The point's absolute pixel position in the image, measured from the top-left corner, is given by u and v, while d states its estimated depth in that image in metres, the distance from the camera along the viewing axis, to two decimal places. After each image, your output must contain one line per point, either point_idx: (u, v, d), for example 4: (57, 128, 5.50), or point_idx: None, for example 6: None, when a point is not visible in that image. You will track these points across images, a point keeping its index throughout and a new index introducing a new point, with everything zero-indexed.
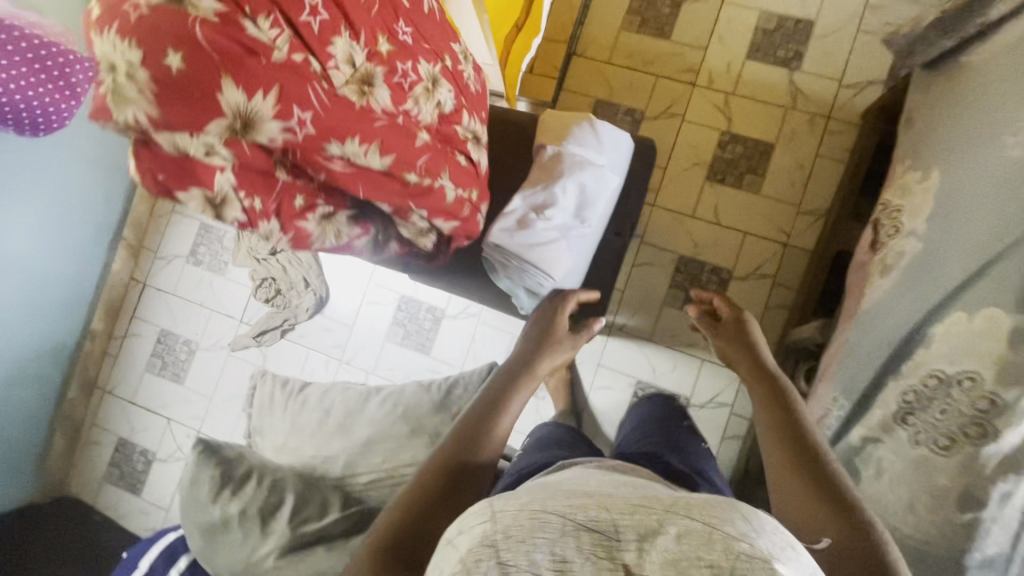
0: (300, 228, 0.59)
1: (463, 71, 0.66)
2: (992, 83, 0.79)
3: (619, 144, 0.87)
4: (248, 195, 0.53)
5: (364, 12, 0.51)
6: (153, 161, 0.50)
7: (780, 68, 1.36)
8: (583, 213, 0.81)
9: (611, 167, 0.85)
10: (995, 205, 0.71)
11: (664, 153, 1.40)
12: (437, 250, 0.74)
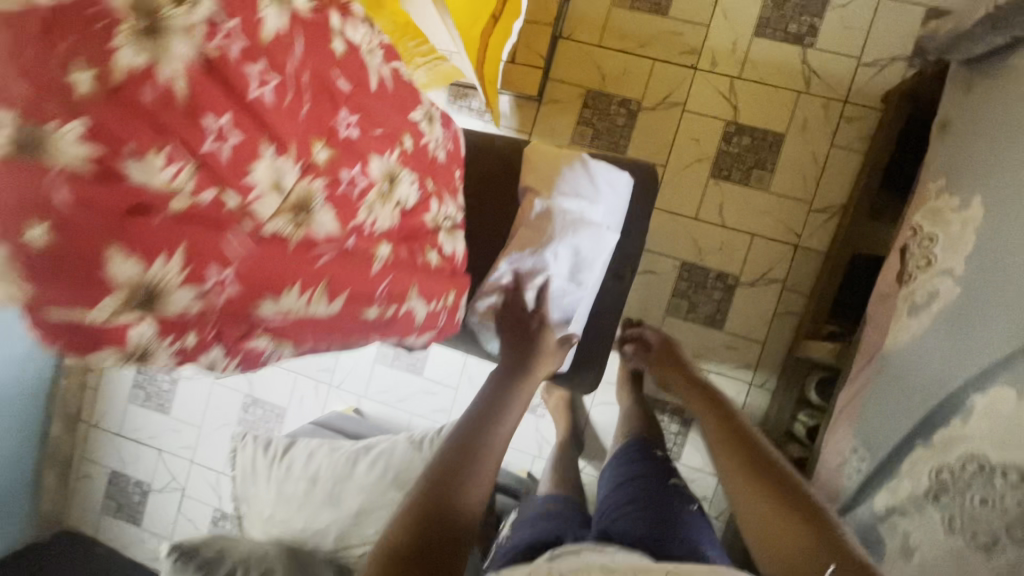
0: (250, 349, 0.43)
1: (428, 143, 0.54)
2: None
3: (617, 184, 0.80)
4: (177, 335, 0.38)
5: (289, 116, 0.40)
6: (44, 325, 0.35)
7: (792, 45, 1.20)
8: (582, 275, 0.78)
9: (609, 216, 0.80)
10: None
11: (664, 148, 1.27)
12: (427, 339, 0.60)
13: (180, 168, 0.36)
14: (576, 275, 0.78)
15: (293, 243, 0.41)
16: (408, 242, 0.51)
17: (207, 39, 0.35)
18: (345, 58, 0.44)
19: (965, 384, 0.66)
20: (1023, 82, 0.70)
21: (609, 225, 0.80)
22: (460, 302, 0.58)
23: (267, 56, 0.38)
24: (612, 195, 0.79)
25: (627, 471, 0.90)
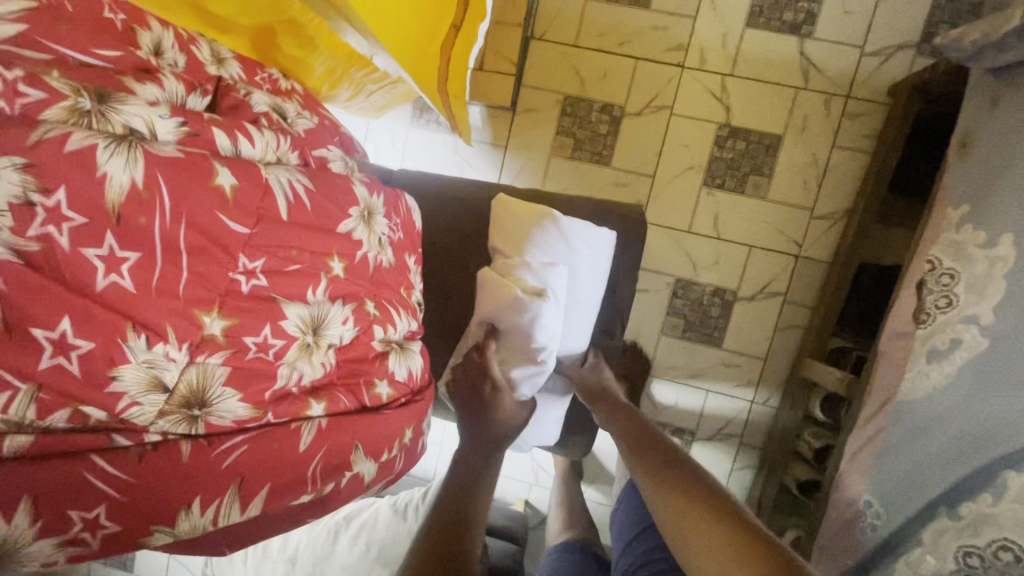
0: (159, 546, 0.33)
1: (365, 253, 0.45)
2: None
3: (598, 244, 0.72)
4: (61, 545, 0.29)
5: (161, 294, 0.31)
6: None
7: (789, 35, 1.08)
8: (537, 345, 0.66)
9: (587, 279, 0.72)
10: None
11: (651, 158, 1.17)
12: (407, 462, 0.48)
13: (10, 396, 0.27)
14: (533, 347, 0.66)
15: (189, 447, 0.32)
16: (349, 385, 0.42)
17: (20, 229, 0.26)
18: (237, 193, 0.35)
19: (997, 460, 0.60)
20: None
21: (586, 290, 0.72)
22: (423, 425, 0.49)
23: (119, 227, 0.29)
24: (593, 256, 0.71)
25: (643, 516, 0.74)
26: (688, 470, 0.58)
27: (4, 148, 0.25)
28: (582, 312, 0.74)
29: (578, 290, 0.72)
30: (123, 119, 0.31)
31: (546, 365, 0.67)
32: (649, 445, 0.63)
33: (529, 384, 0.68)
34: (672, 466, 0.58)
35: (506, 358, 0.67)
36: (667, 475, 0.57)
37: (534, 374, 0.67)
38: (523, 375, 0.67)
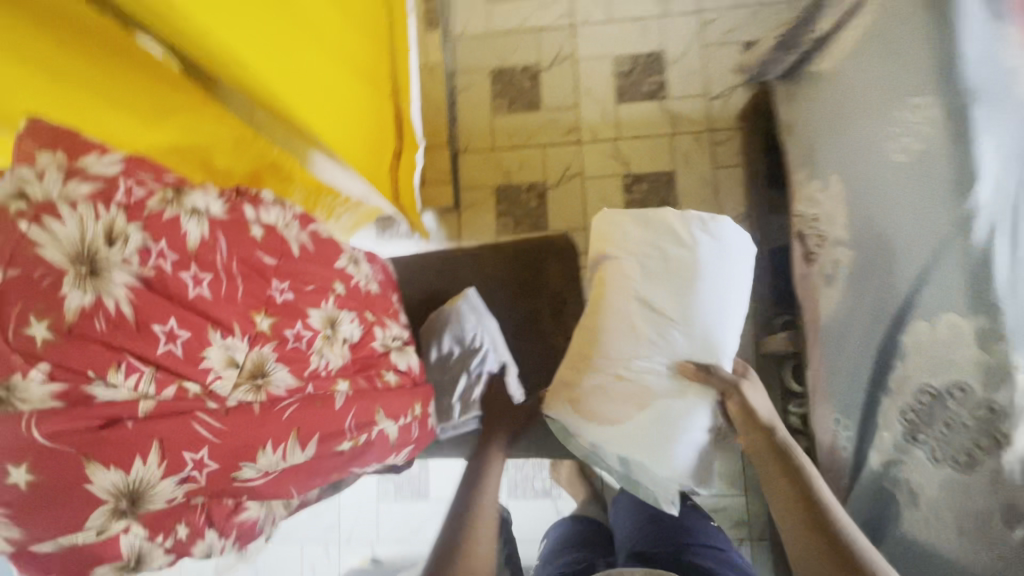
0: (244, 484, 0.45)
1: (358, 281, 0.61)
2: (841, 94, 0.82)
3: (727, 231, 0.79)
4: (179, 479, 0.41)
5: (227, 301, 0.46)
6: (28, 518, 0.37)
7: (650, 101, 1.41)
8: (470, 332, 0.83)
9: (713, 259, 0.77)
10: (911, 205, 0.69)
11: (580, 214, 1.40)
12: (422, 439, 0.60)
13: (138, 376, 0.40)
14: (469, 333, 0.83)
15: (258, 405, 0.45)
16: (363, 370, 0.55)
17: (143, 263, 0.42)
18: (265, 240, 0.52)
19: (892, 329, 0.72)
20: (827, 81, 0.85)
21: (712, 270, 0.77)
22: (430, 408, 0.62)
23: (196, 261, 0.45)
24: (717, 239, 0.78)
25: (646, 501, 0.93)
26: (830, 524, 0.66)
27: (131, 220, 0.42)
28: (705, 294, 0.76)
29: (708, 292, 0.76)
30: (191, 200, 0.47)
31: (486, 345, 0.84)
32: (794, 491, 0.70)
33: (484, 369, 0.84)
34: (816, 517, 0.67)
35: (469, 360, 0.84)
36: (805, 533, 0.66)
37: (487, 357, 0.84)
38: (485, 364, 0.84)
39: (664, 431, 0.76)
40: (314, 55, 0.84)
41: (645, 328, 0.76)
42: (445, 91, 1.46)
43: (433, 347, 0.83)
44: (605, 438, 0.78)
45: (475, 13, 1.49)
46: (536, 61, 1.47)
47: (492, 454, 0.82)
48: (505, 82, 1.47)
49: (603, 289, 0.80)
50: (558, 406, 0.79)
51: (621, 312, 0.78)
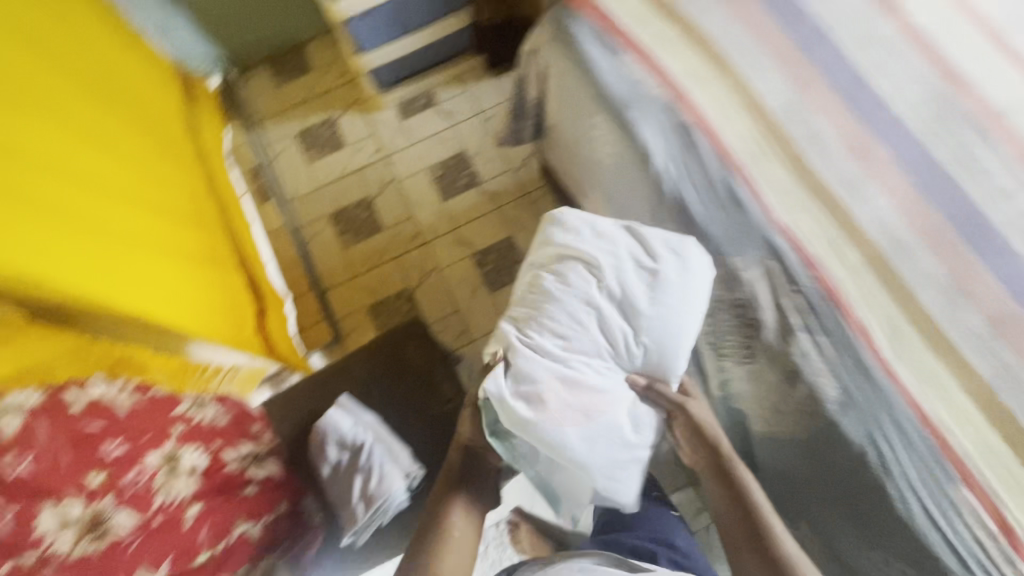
0: None
1: (201, 419, 0.86)
2: (562, 138, 1.06)
3: (688, 248, 0.75)
4: None
5: (36, 481, 0.71)
6: None
7: (470, 189, 1.66)
8: (352, 433, 0.89)
9: (676, 276, 0.73)
10: (628, 184, 0.87)
11: (449, 300, 1.55)
12: (295, 527, 0.85)
13: None
14: (349, 434, 0.90)
15: (94, 551, 0.72)
16: (222, 489, 0.83)
17: None
18: (87, 411, 0.78)
19: None
20: (551, 132, 1.10)
21: (678, 287, 0.72)
22: (283, 503, 0.85)
23: (18, 448, 0.72)
24: (681, 257, 0.74)
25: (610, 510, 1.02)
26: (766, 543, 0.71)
27: None
28: (667, 308, 0.72)
29: (666, 307, 0.72)
30: None
31: (368, 438, 0.90)
32: (732, 513, 0.74)
33: (377, 465, 0.88)
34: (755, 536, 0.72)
35: (360, 456, 0.89)
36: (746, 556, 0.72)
37: (370, 449, 0.89)
38: (376, 456, 0.89)
39: (611, 441, 0.69)
40: (144, 262, 1.06)
41: (603, 325, 0.72)
42: (295, 246, 1.63)
43: (323, 461, 0.90)
44: (562, 443, 0.67)
45: (301, 177, 1.72)
46: (366, 194, 1.69)
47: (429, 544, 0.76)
48: (347, 220, 1.66)
49: (560, 275, 0.75)
50: (519, 401, 0.67)
51: (583, 306, 0.72)
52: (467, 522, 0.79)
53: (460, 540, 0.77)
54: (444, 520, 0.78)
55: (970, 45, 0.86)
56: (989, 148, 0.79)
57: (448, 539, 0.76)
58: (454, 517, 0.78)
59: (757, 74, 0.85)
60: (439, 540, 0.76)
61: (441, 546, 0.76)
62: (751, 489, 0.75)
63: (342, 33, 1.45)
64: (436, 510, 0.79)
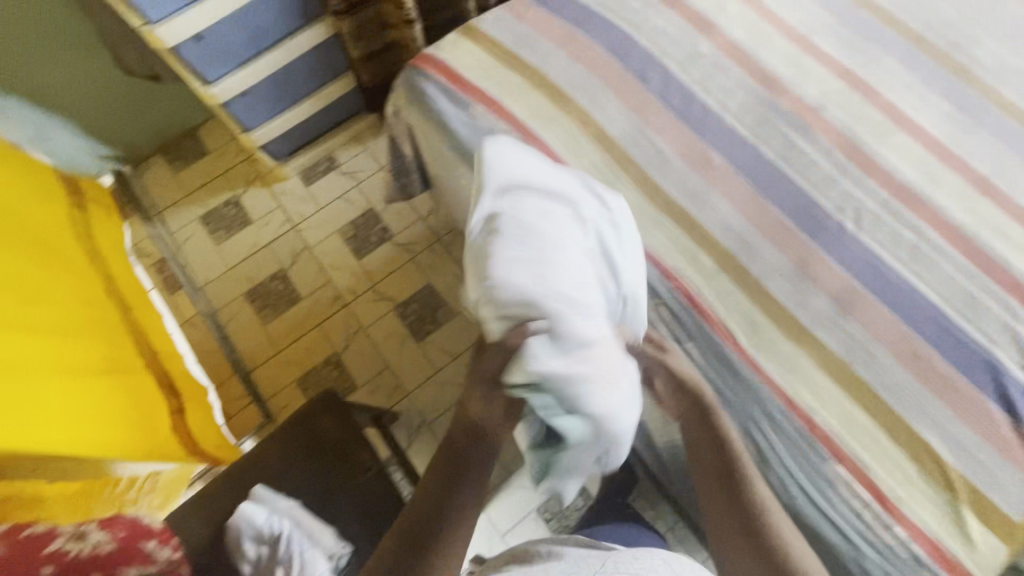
0: None
1: (82, 550, 0.79)
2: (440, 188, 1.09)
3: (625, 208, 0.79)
4: None
5: None
6: None
7: (384, 243, 1.66)
8: (267, 524, 0.88)
9: (632, 232, 0.76)
10: None
11: (379, 357, 1.54)
12: None
13: None
14: (263, 523, 0.88)
15: None
16: None
17: None
18: None
19: None
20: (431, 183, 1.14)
21: (632, 238, 0.76)
22: None
23: None
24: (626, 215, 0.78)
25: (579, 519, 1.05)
26: (742, 498, 0.68)
27: None
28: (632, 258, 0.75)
29: (632, 257, 0.74)
30: None
31: (287, 526, 0.89)
32: (712, 468, 0.71)
33: (299, 551, 0.88)
34: (733, 492, 0.69)
35: (280, 546, 0.89)
36: (722, 510, 0.70)
37: (290, 535, 0.89)
38: (296, 544, 0.89)
39: (633, 397, 0.68)
40: (28, 388, 1.00)
41: (596, 271, 0.71)
42: (213, 332, 1.59)
43: (242, 558, 0.88)
44: (604, 407, 0.63)
45: (210, 259, 1.69)
46: (280, 266, 1.67)
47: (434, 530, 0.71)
48: (263, 295, 1.64)
49: (543, 218, 0.70)
50: (573, 362, 0.61)
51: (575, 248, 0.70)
52: (465, 526, 0.73)
53: (445, 545, 0.71)
54: (430, 524, 0.72)
55: (779, 51, 0.95)
56: (809, 143, 0.87)
57: (433, 544, 0.71)
58: (444, 520, 0.73)
59: (598, 106, 0.91)
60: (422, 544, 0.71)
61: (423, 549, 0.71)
62: (731, 439, 0.71)
63: (223, 118, 1.48)
64: (423, 512, 0.74)
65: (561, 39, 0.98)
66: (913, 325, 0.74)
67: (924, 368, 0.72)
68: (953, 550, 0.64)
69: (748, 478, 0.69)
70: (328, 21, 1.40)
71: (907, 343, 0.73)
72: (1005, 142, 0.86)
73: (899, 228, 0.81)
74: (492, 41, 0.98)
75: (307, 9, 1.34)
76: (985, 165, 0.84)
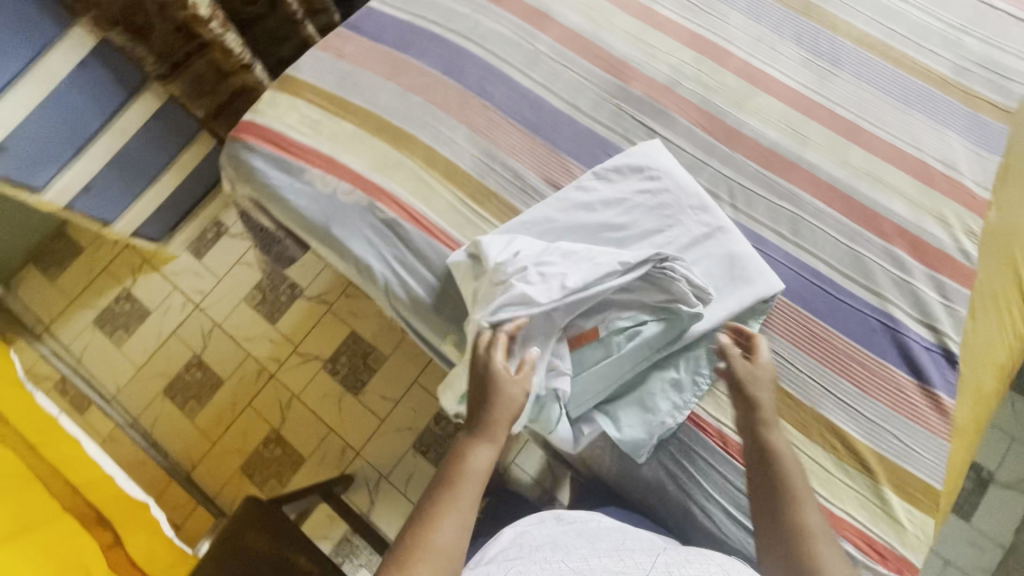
0: None
1: None
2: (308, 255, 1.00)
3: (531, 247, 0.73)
4: None
5: None
6: None
7: (295, 301, 1.56)
8: None
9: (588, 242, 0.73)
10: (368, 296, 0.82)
11: (319, 421, 1.46)
12: None
13: None
14: None
15: None
16: None
17: None
18: None
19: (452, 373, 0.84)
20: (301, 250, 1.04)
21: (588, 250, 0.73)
22: None
23: None
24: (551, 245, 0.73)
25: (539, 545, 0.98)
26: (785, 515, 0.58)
27: None
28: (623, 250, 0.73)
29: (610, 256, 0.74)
30: None
31: None
32: (764, 489, 0.61)
33: None
34: (777, 509, 0.59)
35: None
36: (769, 559, 0.57)
37: None
38: None
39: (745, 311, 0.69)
40: None
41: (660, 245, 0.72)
42: (139, 442, 1.49)
43: None
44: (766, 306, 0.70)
45: (116, 365, 1.56)
46: (191, 352, 1.55)
47: (454, 473, 0.61)
48: (183, 389, 1.53)
49: (668, 188, 0.74)
50: (750, 281, 0.69)
51: (650, 216, 0.73)
52: (474, 469, 0.61)
53: (445, 550, 0.55)
54: (428, 526, 0.57)
55: (622, 31, 0.87)
56: (670, 128, 0.81)
57: (427, 551, 0.55)
58: (442, 520, 0.57)
59: (442, 140, 0.83)
60: (413, 548, 0.55)
61: (412, 558, 0.54)
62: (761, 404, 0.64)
63: (76, 218, 1.34)
64: (426, 507, 0.59)
65: (388, 69, 0.88)
66: (805, 304, 0.71)
67: (826, 349, 0.69)
68: (882, 538, 0.63)
69: (795, 497, 0.59)
70: (156, 86, 1.25)
71: (805, 325, 0.70)
72: (864, 80, 0.81)
73: (775, 201, 0.76)
74: (314, 90, 0.88)
75: (125, 80, 1.19)
76: (848, 109, 0.80)
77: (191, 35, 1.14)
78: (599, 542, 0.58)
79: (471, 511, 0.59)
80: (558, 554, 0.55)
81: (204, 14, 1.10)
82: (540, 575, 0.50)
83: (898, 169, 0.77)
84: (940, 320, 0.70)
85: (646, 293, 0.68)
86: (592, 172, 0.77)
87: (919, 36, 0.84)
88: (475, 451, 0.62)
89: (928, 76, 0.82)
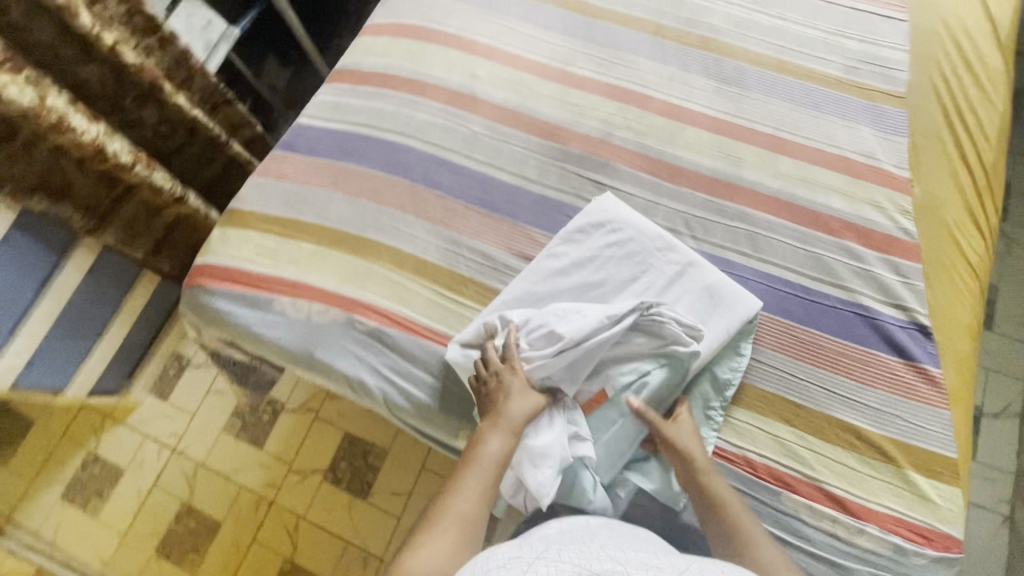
0: None
1: None
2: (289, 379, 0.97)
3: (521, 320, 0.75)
4: None
5: None
6: None
7: (278, 416, 1.49)
8: None
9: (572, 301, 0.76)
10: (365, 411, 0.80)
11: (332, 535, 1.39)
12: None
13: None
14: None
15: None
16: None
17: None
18: None
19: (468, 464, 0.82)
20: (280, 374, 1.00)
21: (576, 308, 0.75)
22: None
23: None
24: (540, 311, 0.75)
25: None
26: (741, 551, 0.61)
27: None
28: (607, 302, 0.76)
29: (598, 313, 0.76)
30: None
31: None
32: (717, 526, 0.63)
33: None
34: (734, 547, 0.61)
35: None
36: None
37: None
38: None
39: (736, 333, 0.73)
40: None
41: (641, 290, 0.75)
42: None
43: None
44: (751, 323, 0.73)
45: (98, 537, 1.43)
46: (178, 500, 1.45)
47: (469, 458, 0.64)
48: (178, 542, 1.41)
49: (633, 236, 0.78)
50: (731, 306, 0.73)
51: (625, 266, 0.76)
52: (493, 450, 0.64)
53: (465, 515, 0.59)
54: (450, 496, 0.61)
55: (548, 98, 0.91)
56: (615, 178, 0.85)
57: (449, 516, 0.59)
58: (461, 489, 0.61)
59: (403, 238, 0.84)
60: (437, 516, 0.59)
61: (435, 523, 0.58)
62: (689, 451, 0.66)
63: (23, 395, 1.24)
64: (450, 479, 0.63)
65: (333, 181, 0.88)
66: (786, 314, 0.75)
67: (816, 352, 0.72)
68: (923, 522, 0.65)
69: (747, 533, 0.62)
70: (88, 242, 1.19)
71: (791, 335, 0.73)
72: (774, 96, 0.89)
73: (730, 224, 0.81)
74: (263, 218, 0.87)
75: (54, 243, 1.13)
76: (769, 125, 0.87)
77: (115, 181, 1.10)
78: (639, 545, 0.55)
79: (492, 486, 0.62)
80: (596, 543, 0.53)
81: (126, 160, 1.08)
82: (576, 556, 0.48)
83: (826, 168, 0.83)
84: (905, 299, 0.75)
85: (637, 346, 0.71)
86: (559, 237, 0.79)
87: (807, 47, 0.92)
88: (488, 438, 0.65)
89: (825, 80, 0.90)
